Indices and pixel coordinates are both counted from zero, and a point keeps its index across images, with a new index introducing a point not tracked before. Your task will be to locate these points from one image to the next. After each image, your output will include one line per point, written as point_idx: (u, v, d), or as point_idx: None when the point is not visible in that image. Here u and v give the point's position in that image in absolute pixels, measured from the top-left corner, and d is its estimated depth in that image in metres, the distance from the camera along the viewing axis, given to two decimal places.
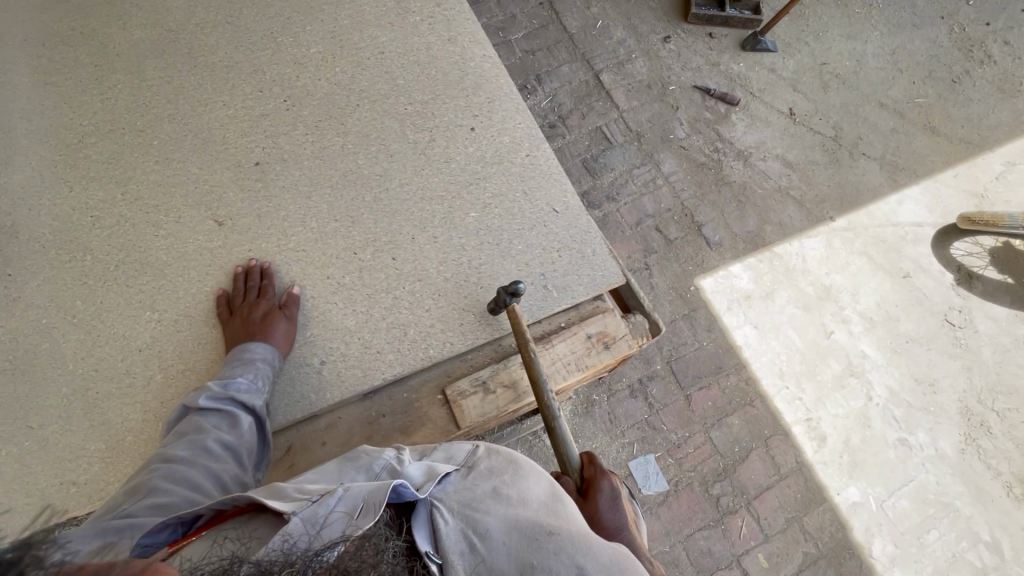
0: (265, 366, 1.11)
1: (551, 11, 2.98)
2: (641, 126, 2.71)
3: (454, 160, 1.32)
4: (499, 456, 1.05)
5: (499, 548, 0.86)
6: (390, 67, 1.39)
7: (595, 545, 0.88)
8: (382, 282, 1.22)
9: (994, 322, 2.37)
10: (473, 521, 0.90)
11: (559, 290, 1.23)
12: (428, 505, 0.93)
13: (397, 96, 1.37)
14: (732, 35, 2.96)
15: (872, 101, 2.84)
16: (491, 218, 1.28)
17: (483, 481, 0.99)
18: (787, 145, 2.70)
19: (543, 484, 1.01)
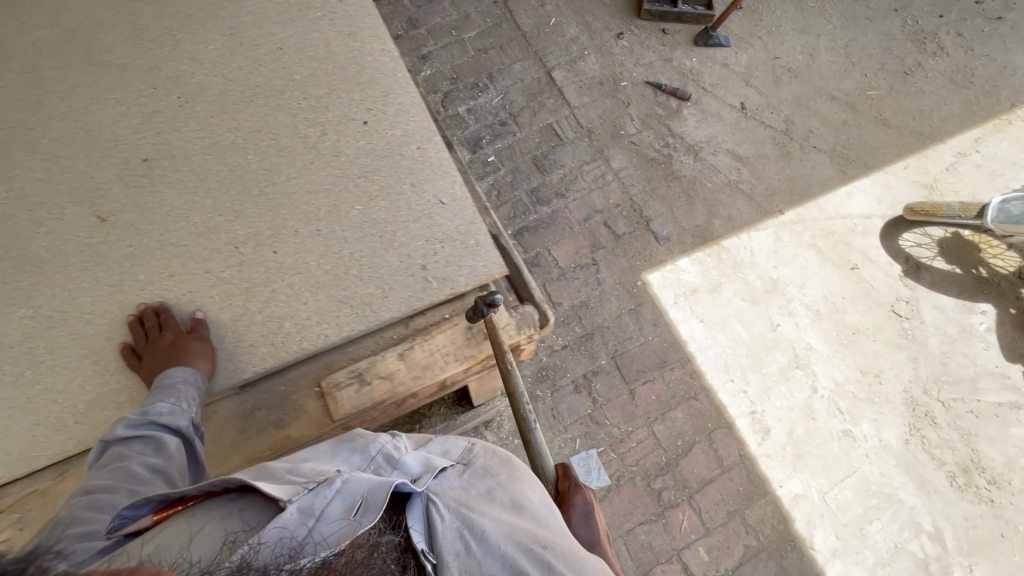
0: (185, 387, 1.14)
1: (505, 9, 2.99)
2: (592, 122, 2.71)
3: (343, 154, 1.33)
4: (493, 456, 1.20)
5: (490, 550, 0.97)
6: (284, 62, 1.39)
7: (579, 555, 1.02)
8: (261, 275, 1.24)
9: (941, 312, 2.37)
10: (468, 521, 1.02)
11: (438, 281, 1.26)
12: (425, 497, 1.05)
13: (292, 92, 1.37)
14: (685, 31, 2.97)
15: (824, 94, 2.85)
16: (376, 210, 1.29)
17: (478, 481, 1.12)
18: (738, 139, 2.71)
19: (535, 490, 1.13)
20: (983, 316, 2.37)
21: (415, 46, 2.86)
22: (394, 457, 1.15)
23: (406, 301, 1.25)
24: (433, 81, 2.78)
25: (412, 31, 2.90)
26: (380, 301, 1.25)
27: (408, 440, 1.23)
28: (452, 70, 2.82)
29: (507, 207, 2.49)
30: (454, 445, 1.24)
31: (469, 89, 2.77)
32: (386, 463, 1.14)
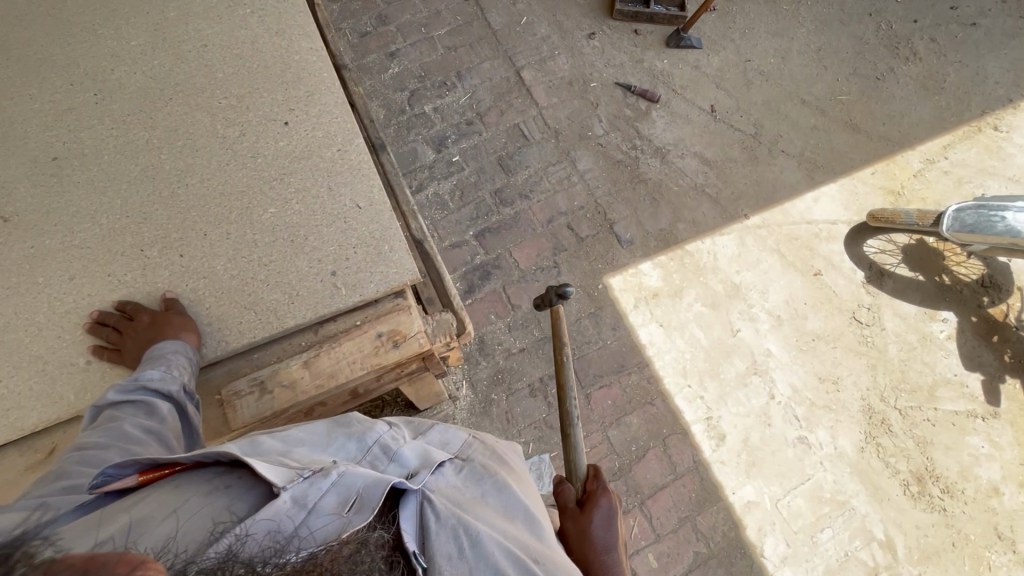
0: (175, 356, 1.04)
1: (476, 7, 2.96)
2: (560, 122, 2.68)
3: (263, 153, 1.19)
4: (489, 461, 1.14)
5: (487, 561, 0.90)
6: (204, 50, 1.25)
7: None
8: (164, 282, 1.11)
9: (902, 320, 2.37)
10: (464, 525, 0.94)
11: (346, 287, 1.13)
12: (421, 494, 0.97)
13: (211, 84, 1.22)
14: (657, 32, 2.95)
15: (795, 98, 2.83)
16: (290, 216, 1.15)
17: (473, 486, 1.06)
18: (706, 142, 2.69)
19: (531, 503, 1.08)
20: (945, 324, 2.37)
21: (384, 44, 2.83)
22: (390, 449, 1.09)
23: (310, 309, 1.12)
24: (401, 78, 2.75)
25: (381, 28, 2.87)
26: (285, 310, 1.12)
27: (405, 431, 1.17)
28: (420, 67, 2.79)
29: (470, 208, 2.47)
30: (451, 441, 1.19)
31: (437, 87, 2.74)
32: (381, 459, 1.07)
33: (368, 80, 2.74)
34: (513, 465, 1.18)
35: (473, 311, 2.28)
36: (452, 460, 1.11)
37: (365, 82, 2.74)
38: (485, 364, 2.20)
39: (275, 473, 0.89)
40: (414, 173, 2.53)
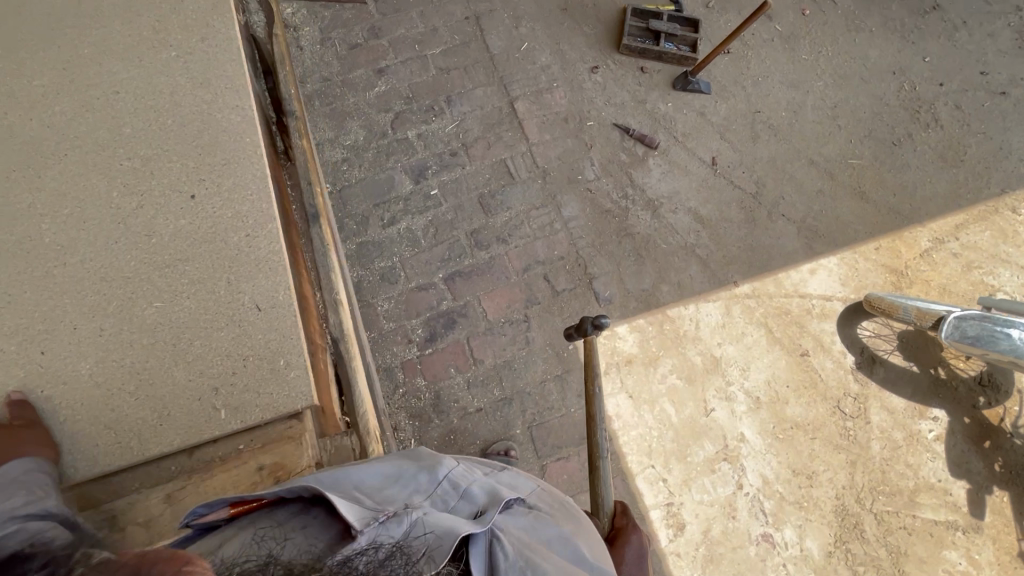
0: (30, 476, 0.95)
1: (475, 28, 2.79)
2: (549, 162, 2.52)
3: (156, 234, 1.12)
4: (554, 509, 1.16)
5: None
6: (107, 100, 1.15)
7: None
8: (19, 379, 1.03)
9: (889, 414, 2.21)
10: (535, 570, 0.96)
11: (227, 412, 1.09)
12: (492, 535, 0.99)
13: (113, 140, 1.14)
14: (665, 71, 2.77)
15: (804, 156, 2.65)
16: (175, 313, 1.10)
17: (542, 529, 1.07)
18: (702, 198, 2.52)
19: (591, 545, 1.09)
20: (934, 423, 2.21)
21: (373, 58, 2.68)
22: (457, 487, 1.10)
23: (199, 436, 1.07)
24: (387, 98, 2.59)
25: (372, 41, 2.71)
26: (151, 435, 1.06)
27: (470, 469, 1.17)
28: (409, 87, 2.63)
29: (443, 247, 2.32)
30: (517, 487, 1.18)
31: (424, 111, 2.58)
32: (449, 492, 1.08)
33: (352, 97, 2.58)
34: (576, 512, 1.19)
35: (432, 363, 2.14)
36: (519, 504, 1.13)
37: (348, 99, 2.58)
38: (438, 422, 2.07)
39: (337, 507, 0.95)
40: (388, 204, 2.38)
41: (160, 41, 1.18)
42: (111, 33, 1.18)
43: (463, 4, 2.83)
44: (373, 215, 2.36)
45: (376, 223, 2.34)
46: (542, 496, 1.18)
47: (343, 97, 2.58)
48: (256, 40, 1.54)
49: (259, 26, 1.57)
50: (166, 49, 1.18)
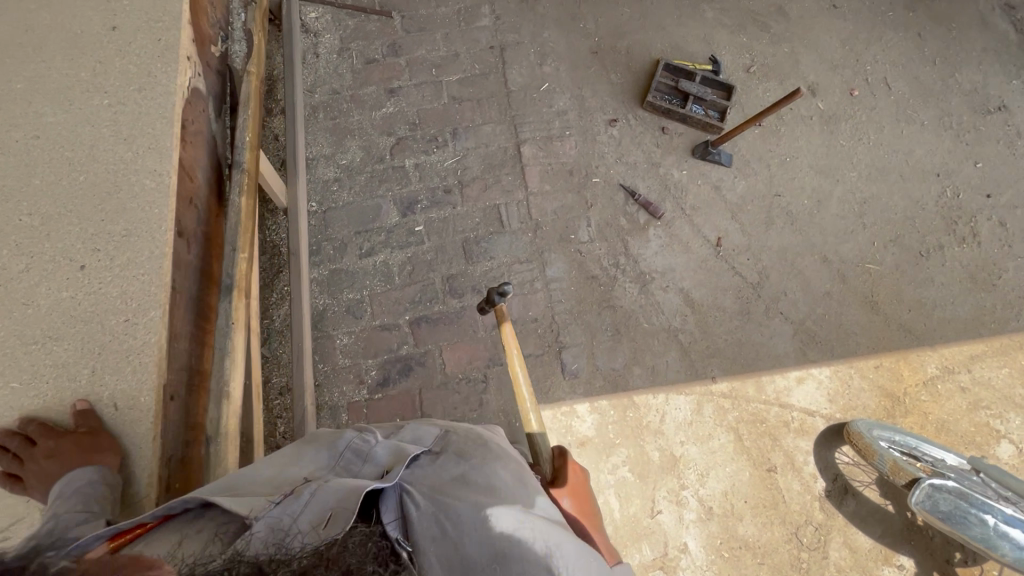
0: (90, 488, 0.97)
1: (498, 59, 2.69)
2: (544, 215, 2.41)
3: (37, 301, 1.05)
4: (463, 445, 1.27)
5: (469, 532, 1.05)
6: (25, 144, 1.09)
7: (554, 529, 1.12)
8: None
9: (850, 553, 2.05)
10: (446, 511, 1.08)
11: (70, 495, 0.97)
12: (399, 491, 1.11)
13: (25, 187, 1.08)
14: (687, 135, 2.61)
15: (818, 252, 2.47)
16: (35, 393, 1.03)
17: (451, 467, 1.20)
18: (698, 280, 2.37)
19: (506, 468, 1.22)
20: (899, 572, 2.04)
21: (386, 77, 2.61)
22: (361, 457, 1.22)
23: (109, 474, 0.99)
24: (392, 121, 2.52)
25: (390, 59, 2.64)
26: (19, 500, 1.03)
27: (370, 435, 1.28)
28: (416, 113, 2.55)
29: (415, 288, 2.25)
30: (425, 437, 1.31)
31: (426, 141, 2.50)
32: (346, 466, 1.21)
33: (357, 114, 2.52)
34: (484, 438, 1.31)
35: (379, 409, 2.08)
36: (432, 452, 1.25)
37: (353, 115, 2.52)
38: None
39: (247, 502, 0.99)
40: (370, 233, 2.32)
41: (90, 81, 1.14)
42: (42, 66, 1.12)
43: (490, 33, 2.73)
44: (352, 242, 2.30)
45: (354, 252, 2.28)
46: (452, 438, 1.29)
47: (349, 112, 2.52)
48: (233, 70, 1.51)
49: (242, 55, 1.55)
50: (99, 95, 1.13)
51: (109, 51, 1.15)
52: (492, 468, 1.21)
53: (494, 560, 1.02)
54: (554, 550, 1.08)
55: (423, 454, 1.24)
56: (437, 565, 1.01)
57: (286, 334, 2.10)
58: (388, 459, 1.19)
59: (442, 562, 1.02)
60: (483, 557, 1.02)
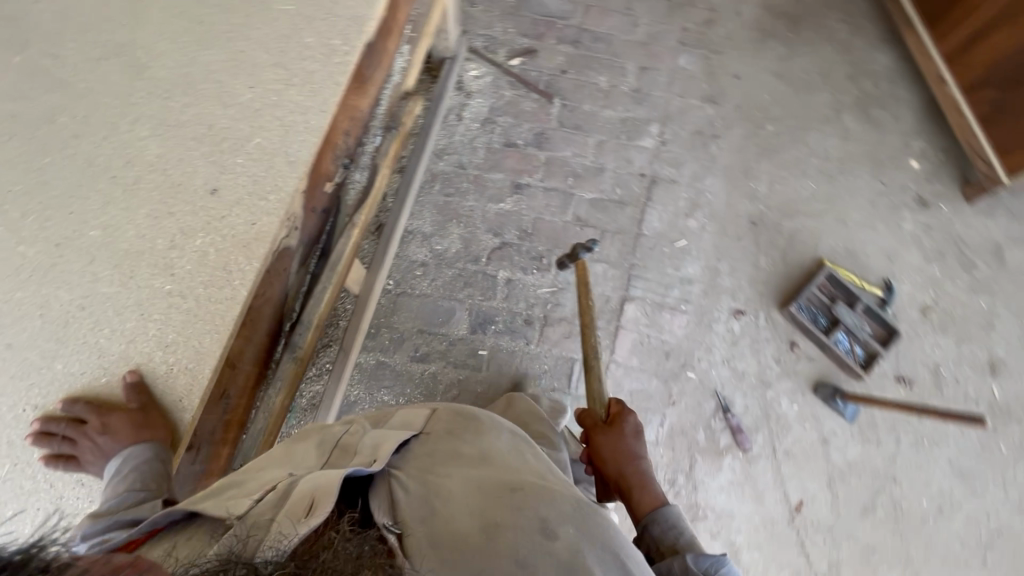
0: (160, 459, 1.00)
1: (644, 192, 2.38)
2: (617, 392, 2.13)
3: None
4: (453, 426, 1.22)
5: (460, 511, 0.96)
6: (60, 313, 0.92)
7: (557, 494, 1.01)
8: None
9: None
10: (435, 493, 1.01)
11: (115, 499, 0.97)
12: (387, 478, 1.04)
13: (40, 371, 0.90)
14: (817, 364, 2.20)
15: (911, 570, 2.03)
16: None
17: (444, 447, 1.15)
18: (754, 541, 2.02)
19: (502, 445, 1.18)
20: None
21: (519, 168, 2.37)
22: (350, 447, 1.15)
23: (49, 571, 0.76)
24: (504, 221, 2.30)
25: (530, 149, 2.40)
26: None
27: (359, 425, 1.25)
28: (532, 221, 2.31)
29: None
30: (416, 420, 1.27)
31: (529, 257, 2.26)
32: (340, 456, 1.13)
33: (472, 199, 2.31)
34: (474, 416, 1.26)
35: None
36: (424, 433, 1.20)
37: (467, 200, 2.32)
38: None
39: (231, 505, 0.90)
40: (432, 337, 2.15)
41: (166, 251, 0.96)
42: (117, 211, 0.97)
43: (646, 160, 2.42)
44: (411, 340, 2.14)
45: (408, 351, 2.12)
46: (442, 420, 1.24)
47: (465, 194, 2.32)
48: (342, 206, 1.35)
49: (355, 188, 1.38)
50: (169, 277, 0.94)
51: (200, 217, 0.98)
52: (484, 448, 1.16)
53: (485, 529, 0.92)
54: (556, 518, 0.96)
55: (415, 436, 1.19)
56: (427, 545, 0.90)
57: (308, 414, 2.00)
58: (375, 446, 1.12)
59: (431, 540, 0.91)
60: (474, 529, 0.92)
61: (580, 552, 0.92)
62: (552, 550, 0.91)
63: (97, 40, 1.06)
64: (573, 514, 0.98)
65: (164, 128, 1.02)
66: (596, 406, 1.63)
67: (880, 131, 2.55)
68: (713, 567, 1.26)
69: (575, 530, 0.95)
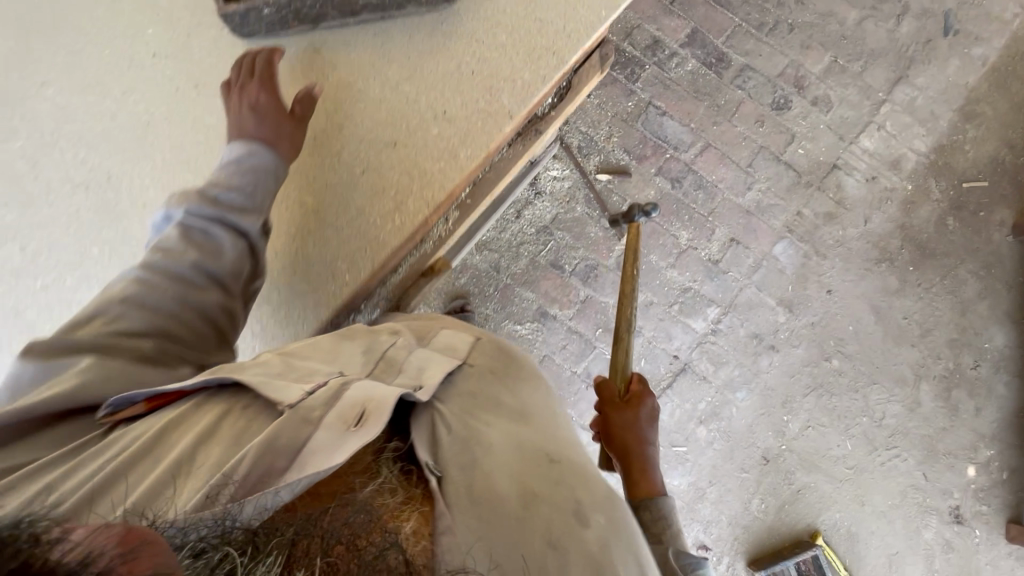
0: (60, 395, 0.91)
1: (668, 378, 2.16)
2: None
3: None
4: (496, 369, 1.09)
5: (499, 469, 0.86)
6: None
7: (592, 478, 0.92)
8: None
9: None
10: (476, 438, 0.90)
11: None
12: (429, 409, 0.92)
13: None
14: None
15: None
16: None
17: (486, 387, 1.03)
18: None
19: (539, 402, 1.08)
20: None
21: (554, 296, 2.17)
22: (396, 363, 0.99)
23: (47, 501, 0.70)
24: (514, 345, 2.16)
25: (574, 281, 2.18)
26: None
27: (406, 339, 1.07)
28: (541, 357, 2.16)
29: None
30: (457, 346, 1.11)
31: None
32: (384, 370, 0.97)
33: (492, 308, 2.16)
34: (516, 364, 1.14)
35: None
36: (466, 366, 1.05)
37: (487, 306, 2.17)
38: None
39: (282, 391, 0.83)
40: None
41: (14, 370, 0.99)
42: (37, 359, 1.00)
43: (688, 343, 2.17)
44: None
45: None
46: (485, 355, 1.11)
47: (486, 301, 2.16)
48: None
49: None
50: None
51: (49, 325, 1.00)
52: (525, 402, 1.05)
53: (522, 500, 0.83)
54: (591, 505, 0.86)
55: (459, 365, 1.05)
56: (465, 495, 0.82)
57: None
58: (419, 370, 0.98)
59: (470, 493, 0.83)
60: (515, 496, 0.84)
61: (609, 551, 0.82)
62: (582, 543, 0.82)
63: (82, 158, 1.03)
64: (608, 503, 0.88)
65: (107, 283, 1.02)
66: (616, 380, 1.50)
67: (953, 418, 2.22)
68: (692, 567, 1.16)
69: (607, 526, 0.85)
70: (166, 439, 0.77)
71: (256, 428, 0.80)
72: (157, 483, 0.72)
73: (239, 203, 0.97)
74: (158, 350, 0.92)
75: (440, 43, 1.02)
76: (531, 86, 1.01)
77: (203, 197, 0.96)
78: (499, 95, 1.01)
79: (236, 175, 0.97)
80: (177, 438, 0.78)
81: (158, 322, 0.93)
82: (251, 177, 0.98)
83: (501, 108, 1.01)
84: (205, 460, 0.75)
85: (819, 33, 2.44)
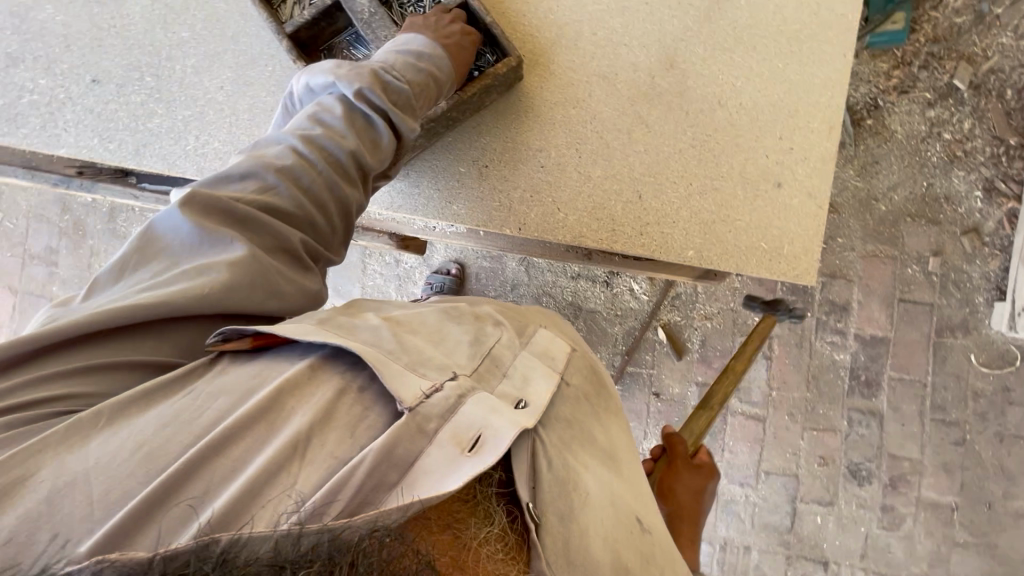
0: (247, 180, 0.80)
1: None
2: None
3: None
4: (589, 391, 0.92)
5: (598, 533, 0.74)
6: None
7: (677, 560, 0.84)
8: None
9: None
10: (576, 488, 0.75)
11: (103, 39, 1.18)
12: (533, 434, 0.76)
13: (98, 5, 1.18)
14: None
15: None
16: None
17: (583, 416, 0.87)
18: None
19: (630, 446, 0.96)
20: None
21: None
22: (501, 364, 0.81)
23: (139, 456, 0.60)
24: None
25: None
26: None
27: (511, 331, 0.88)
28: None
29: None
30: (556, 353, 0.90)
31: None
32: (488, 373, 0.79)
33: None
34: (606, 394, 0.96)
35: None
36: (563, 383, 0.87)
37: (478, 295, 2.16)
38: (95, 231, 2.28)
39: (397, 382, 0.69)
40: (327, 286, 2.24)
41: (184, 35, 1.17)
42: (54, 57, 1.18)
43: None
44: None
45: None
46: (581, 371, 0.92)
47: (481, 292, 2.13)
48: None
49: None
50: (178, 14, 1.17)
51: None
52: (614, 444, 0.91)
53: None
54: None
55: (558, 385, 0.85)
56: (562, 553, 0.71)
57: None
58: (524, 380, 0.81)
59: (567, 552, 0.71)
60: (609, 570, 0.73)
61: None
62: None
63: None
64: None
65: (136, 58, 1.18)
66: (691, 440, 1.30)
67: None
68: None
69: None
70: (287, 391, 0.67)
71: (370, 420, 0.67)
72: (268, 465, 0.60)
73: (407, 96, 0.91)
74: (298, 241, 0.81)
75: (530, 115, 1.09)
76: (570, 228, 1.08)
77: (376, 83, 0.89)
78: (551, 214, 1.08)
79: (410, 71, 0.93)
80: (278, 402, 0.66)
81: (299, 203, 0.81)
82: (423, 80, 0.93)
83: (558, 223, 1.08)
84: (319, 445, 0.64)
85: (974, 477, 1.96)
